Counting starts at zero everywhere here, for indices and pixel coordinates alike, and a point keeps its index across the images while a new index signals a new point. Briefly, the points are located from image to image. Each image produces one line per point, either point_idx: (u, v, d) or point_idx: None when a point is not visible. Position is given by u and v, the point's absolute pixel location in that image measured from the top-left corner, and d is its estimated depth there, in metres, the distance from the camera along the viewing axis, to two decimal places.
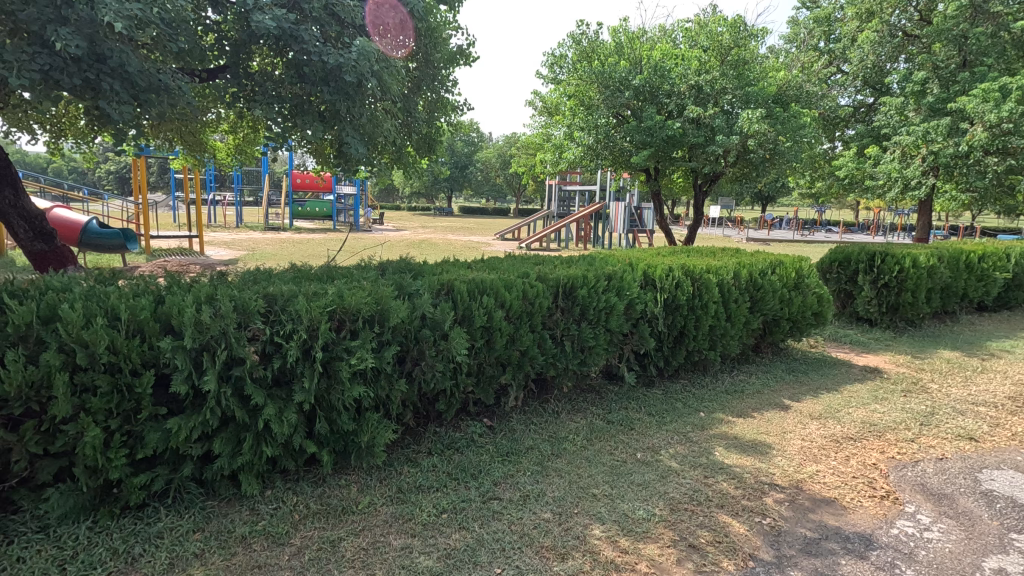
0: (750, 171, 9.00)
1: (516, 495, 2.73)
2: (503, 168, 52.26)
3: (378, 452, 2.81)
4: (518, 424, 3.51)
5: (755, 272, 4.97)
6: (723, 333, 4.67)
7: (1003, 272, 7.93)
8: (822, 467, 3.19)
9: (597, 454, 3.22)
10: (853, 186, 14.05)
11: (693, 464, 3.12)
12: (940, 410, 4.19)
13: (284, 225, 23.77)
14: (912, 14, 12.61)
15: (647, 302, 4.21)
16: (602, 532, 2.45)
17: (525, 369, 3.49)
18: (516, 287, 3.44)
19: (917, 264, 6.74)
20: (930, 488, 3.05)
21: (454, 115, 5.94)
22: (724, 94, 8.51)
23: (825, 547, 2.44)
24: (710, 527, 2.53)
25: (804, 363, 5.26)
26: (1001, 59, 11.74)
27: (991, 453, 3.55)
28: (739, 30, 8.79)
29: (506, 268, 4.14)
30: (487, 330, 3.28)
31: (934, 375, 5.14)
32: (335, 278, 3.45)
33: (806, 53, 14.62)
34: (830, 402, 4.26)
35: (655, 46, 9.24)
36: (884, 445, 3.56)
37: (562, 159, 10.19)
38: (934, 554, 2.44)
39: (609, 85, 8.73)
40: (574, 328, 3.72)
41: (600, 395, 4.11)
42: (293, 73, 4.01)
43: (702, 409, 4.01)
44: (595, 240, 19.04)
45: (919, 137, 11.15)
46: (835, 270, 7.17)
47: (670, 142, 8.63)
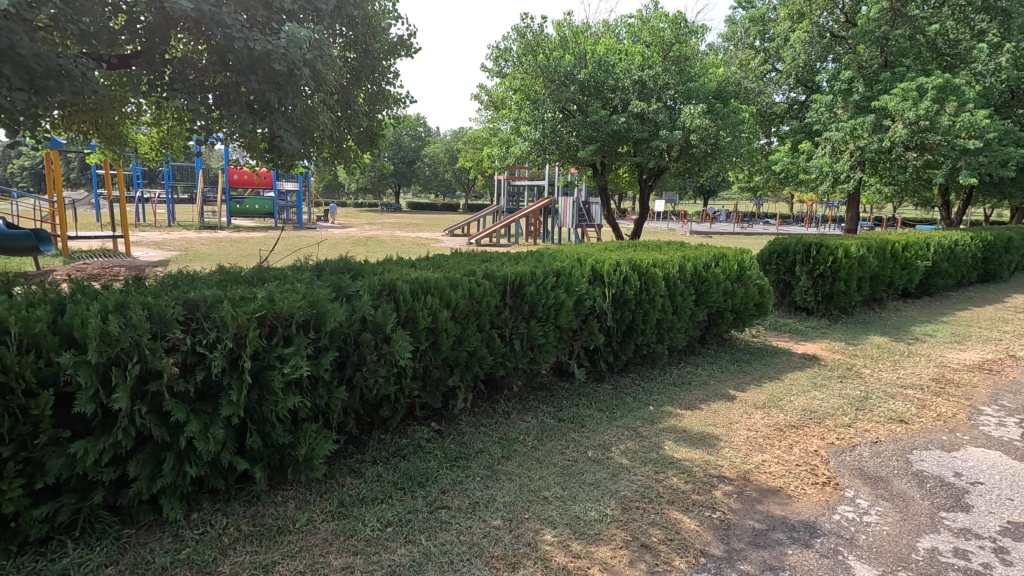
0: (693, 166, 9.17)
1: (465, 502, 2.63)
2: (452, 163, 51.67)
3: (317, 464, 2.64)
4: (467, 427, 3.42)
5: (699, 265, 5.05)
6: (671, 326, 4.73)
7: (924, 260, 8.47)
8: (767, 456, 3.24)
9: (548, 455, 3.16)
10: (789, 179, 14.65)
11: (643, 460, 3.12)
12: (873, 395, 4.38)
13: (220, 224, 22.59)
14: (838, 16, 13.23)
15: (596, 298, 4.18)
16: (554, 537, 2.39)
17: (474, 370, 3.39)
18: (463, 286, 3.31)
19: (849, 254, 7.09)
20: (867, 471, 3.17)
21: (397, 109, 5.73)
22: (667, 90, 8.66)
23: (772, 538, 2.47)
24: (661, 524, 2.51)
25: (747, 353, 5.41)
26: (917, 60, 12.55)
27: (919, 434, 3.73)
28: (680, 27, 8.96)
29: (452, 266, 4.02)
30: (432, 331, 3.15)
31: (867, 360, 5.38)
32: (267, 280, 3.23)
33: (743, 51, 15.06)
34: (773, 391, 4.37)
35: (599, 42, 9.27)
36: (823, 431, 3.67)
37: (509, 153, 10.06)
38: (873, 538, 2.50)
39: (554, 79, 8.72)
40: (523, 326, 3.64)
41: (550, 393, 4.07)
42: (217, 60, 3.71)
43: (651, 402, 4.03)
44: (544, 235, 19.13)
45: (847, 133, 11.62)
46: (774, 261, 7.42)
47: (616, 137, 8.72)
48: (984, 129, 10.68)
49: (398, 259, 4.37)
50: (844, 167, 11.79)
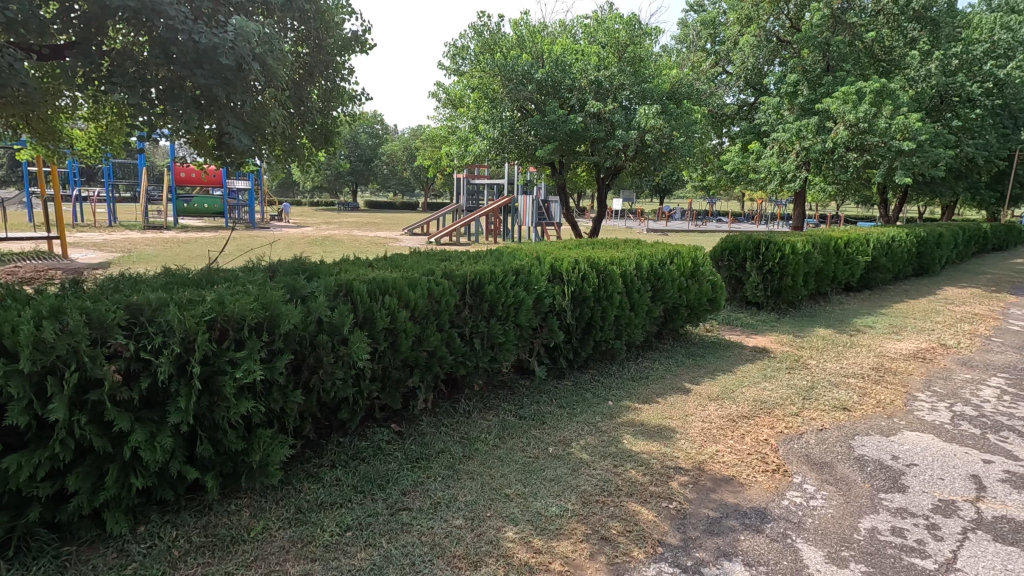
0: (648, 165, 9.38)
1: (427, 503, 2.62)
2: (410, 162, 51.06)
3: (273, 471, 2.57)
4: (428, 428, 3.39)
5: (655, 262, 5.16)
6: (628, 322, 4.82)
7: (864, 256, 8.92)
8: (720, 447, 3.35)
9: (509, 452, 3.17)
10: (739, 178, 15.15)
11: (602, 454, 3.17)
12: (818, 384, 4.60)
13: (166, 224, 21.62)
14: (784, 21, 13.75)
15: (555, 296, 4.22)
16: (516, 534, 2.40)
17: (434, 370, 3.37)
18: (421, 285, 3.28)
19: (796, 250, 7.40)
20: (813, 458, 3.32)
21: (352, 106, 5.62)
22: (623, 90, 8.80)
23: (726, 525, 2.56)
24: (620, 517, 2.56)
25: (701, 347, 5.58)
26: (856, 65, 13.18)
27: (861, 420, 3.93)
28: (634, 28, 9.12)
29: (410, 265, 3.98)
30: (391, 332, 3.11)
31: (812, 352, 5.64)
32: (217, 282, 3.12)
33: (695, 53, 15.42)
34: (725, 384, 4.52)
35: (556, 41, 9.34)
36: (772, 421, 3.83)
37: (468, 152, 10.00)
38: (819, 521, 2.63)
39: (511, 78, 8.73)
40: (483, 325, 3.64)
41: (511, 391, 4.08)
42: (159, 52, 3.56)
43: (610, 397, 4.10)
44: (504, 234, 19.17)
45: (793, 134, 12.09)
46: (726, 258, 7.67)
47: (573, 137, 8.82)
48: (916, 132, 11.33)
49: (355, 259, 4.29)
50: (791, 167, 12.28)
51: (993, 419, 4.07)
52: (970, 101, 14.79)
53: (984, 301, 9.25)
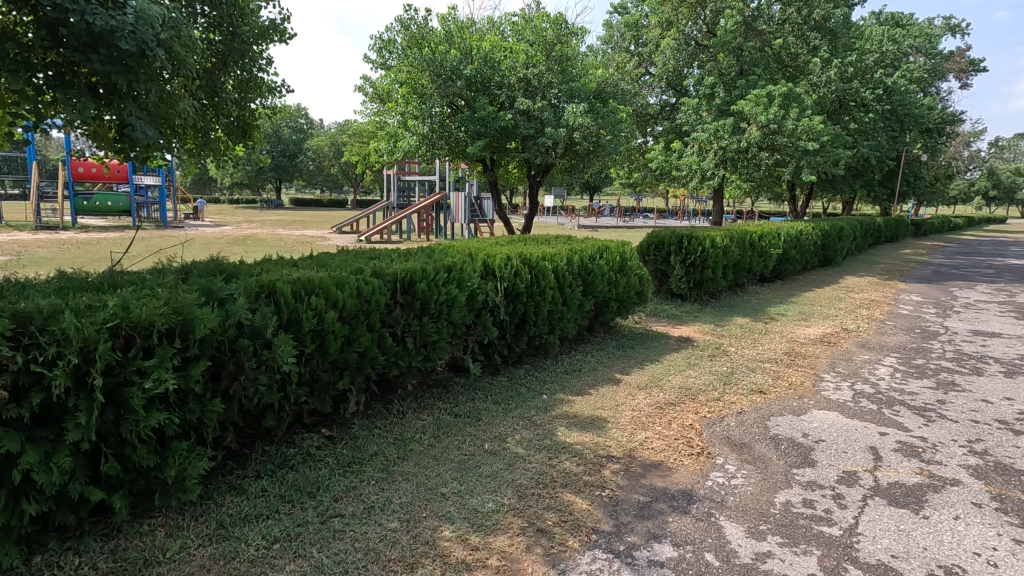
0: (577, 162, 9.59)
1: (360, 507, 2.54)
2: (337, 158, 49.38)
3: (190, 485, 2.41)
4: (361, 431, 3.30)
5: (584, 257, 5.28)
6: (561, 317, 4.91)
7: (776, 248, 9.55)
8: (649, 433, 3.49)
9: (445, 451, 3.14)
10: (663, 177, 15.78)
11: (537, 448, 3.21)
12: (737, 370, 4.89)
13: (63, 224, 19.74)
14: (701, 26, 14.42)
15: (488, 292, 4.23)
16: (452, 533, 2.39)
17: (365, 372, 3.28)
18: (350, 285, 3.17)
19: (715, 244, 7.81)
20: (734, 439, 3.52)
21: (271, 98, 5.35)
22: (551, 88, 8.93)
23: (655, 508, 2.66)
24: (555, 508, 2.60)
25: (630, 338, 5.78)
26: (766, 70, 14.08)
27: (775, 402, 4.22)
28: (561, 27, 9.27)
29: (338, 264, 3.85)
30: (318, 334, 2.99)
31: (732, 339, 5.97)
32: (122, 285, 2.88)
33: (620, 54, 15.87)
34: (653, 373, 4.71)
35: (484, 38, 9.32)
36: (697, 406, 4.02)
37: (397, 148, 9.79)
38: (740, 498, 2.79)
39: (440, 74, 8.60)
40: (415, 324, 3.58)
41: (446, 390, 4.06)
42: (46, 34, 3.24)
43: (544, 391, 4.16)
44: (437, 231, 18.96)
45: (711, 134, 12.73)
46: (652, 252, 7.96)
47: (504, 133, 8.86)
48: (819, 133, 12.27)
49: (278, 258, 4.10)
50: (709, 165, 12.93)
51: (887, 394, 4.48)
52: (864, 105, 16.20)
53: (878, 288, 10.16)
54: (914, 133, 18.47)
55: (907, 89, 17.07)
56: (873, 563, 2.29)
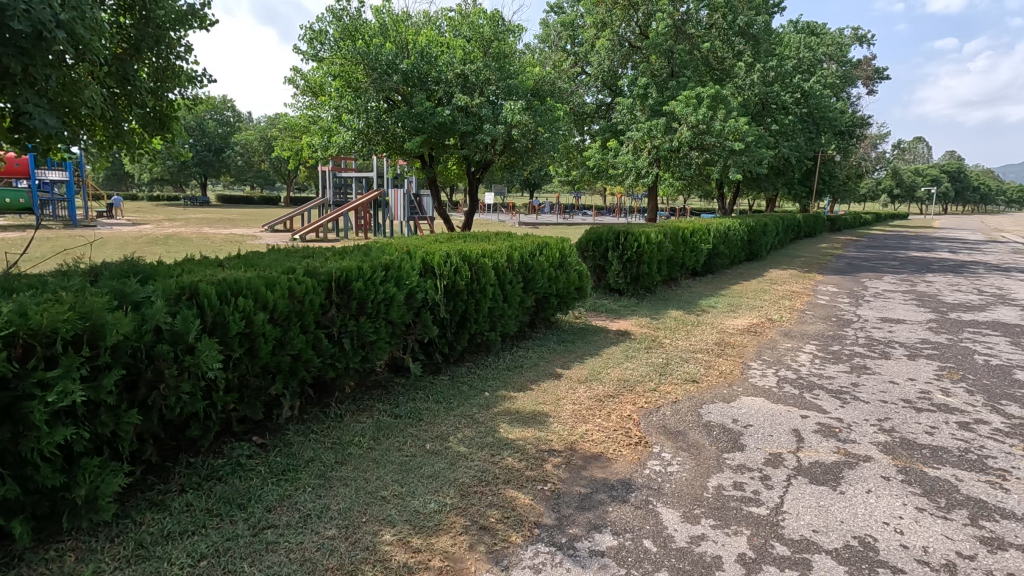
0: (516, 159, 9.65)
1: (295, 517, 2.44)
2: (268, 153, 47.27)
3: (104, 505, 2.23)
4: (296, 437, 3.16)
5: (525, 254, 5.31)
6: (502, 313, 4.92)
7: (706, 244, 9.98)
8: (589, 426, 3.55)
9: (385, 453, 3.08)
10: (600, 175, 16.11)
11: (480, 445, 3.20)
12: (672, 361, 5.07)
13: None
14: (634, 28, 14.83)
15: (427, 290, 4.16)
16: (393, 536, 2.33)
17: (299, 375, 3.15)
18: (280, 285, 3.03)
19: (650, 240, 8.06)
20: (669, 428, 3.65)
21: (191, 89, 5.01)
22: (489, 85, 8.93)
23: (596, 499, 2.71)
24: (498, 505, 2.60)
25: (571, 333, 5.88)
26: (695, 72, 14.66)
27: (708, 390, 4.40)
28: (498, 24, 9.26)
29: (269, 264, 3.67)
30: (247, 337, 2.84)
31: (667, 332, 6.20)
32: (20, 289, 2.62)
33: (557, 53, 16.04)
34: (592, 366, 4.81)
35: (420, 32, 9.16)
36: (634, 397, 4.14)
37: (332, 143, 9.48)
38: (675, 485, 2.89)
39: (375, 68, 8.39)
40: (352, 324, 3.47)
41: (386, 391, 3.97)
42: None
43: (487, 389, 4.15)
44: (375, 229, 18.53)
45: (645, 133, 13.12)
46: (590, 249, 8.12)
47: (442, 129, 8.78)
48: (744, 134, 12.92)
49: (201, 258, 3.87)
50: (644, 163, 13.32)
51: (808, 379, 4.79)
52: (784, 108, 17.20)
53: (798, 280, 10.85)
54: (828, 135, 19.81)
55: (823, 93, 18.26)
56: (797, 538, 2.43)
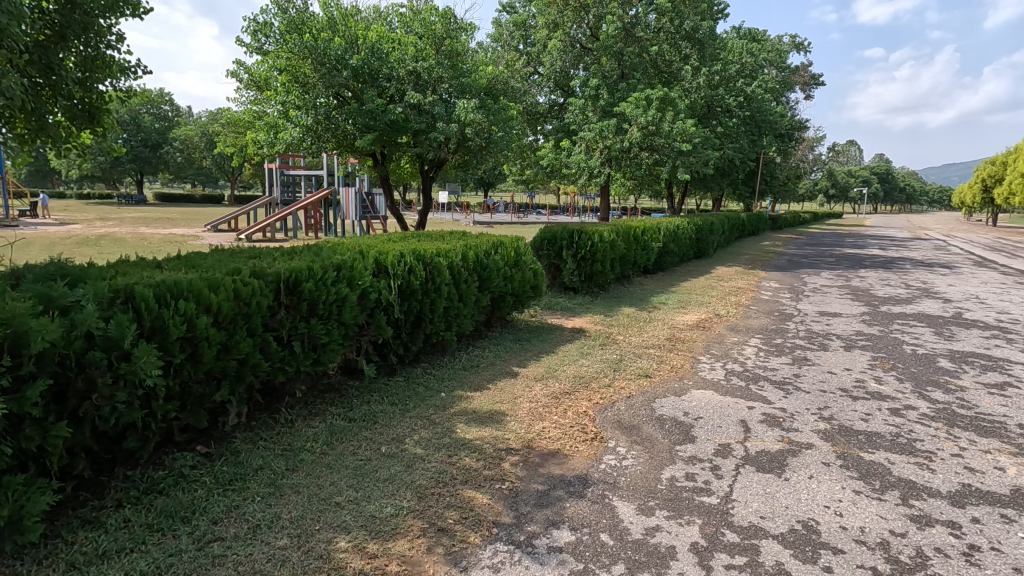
0: (469, 158, 9.62)
1: (244, 528, 2.34)
2: (210, 149, 45.22)
3: (31, 525, 2.07)
4: (243, 444, 3.04)
5: (480, 253, 5.28)
6: (458, 313, 4.88)
7: (657, 242, 10.25)
8: (546, 423, 3.57)
9: (339, 458, 3.00)
10: (553, 174, 16.14)
11: (437, 446, 3.16)
12: (625, 357, 5.17)
13: None
14: (585, 30, 15.03)
15: (381, 290, 4.08)
16: (349, 543, 2.28)
17: (246, 380, 3.03)
18: (224, 286, 2.90)
19: (603, 238, 8.19)
20: (624, 422, 3.72)
21: (123, 80, 4.73)
22: (441, 83, 8.85)
23: (553, 496, 2.73)
24: (456, 506, 2.58)
25: (527, 332, 5.91)
26: (644, 75, 15.03)
27: (660, 384, 4.52)
28: (450, 22, 9.19)
29: (212, 265, 3.50)
30: (189, 342, 2.70)
31: (620, 328, 6.32)
32: None
33: (509, 52, 16.06)
34: (548, 364, 4.85)
35: (370, 27, 8.97)
36: (589, 393, 4.20)
37: (278, 139, 9.16)
38: (630, 478, 2.95)
39: (324, 62, 8.16)
40: (302, 327, 3.36)
41: (339, 394, 3.87)
42: None
43: (443, 389, 4.12)
44: (325, 228, 18.06)
45: (597, 134, 13.33)
46: (545, 247, 8.18)
47: (394, 127, 8.65)
48: (691, 135, 13.33)
49: (137, 259, 3.65)
50: (596, 163, 13.54)
51: (753, 371, 4.99)
52: (728, 111, 17.86)
53: (743, 276, 11.29)
54: (769, 138, 20.69)
55: (763, 97, 19.06)
56: (745, 525, 2.52)
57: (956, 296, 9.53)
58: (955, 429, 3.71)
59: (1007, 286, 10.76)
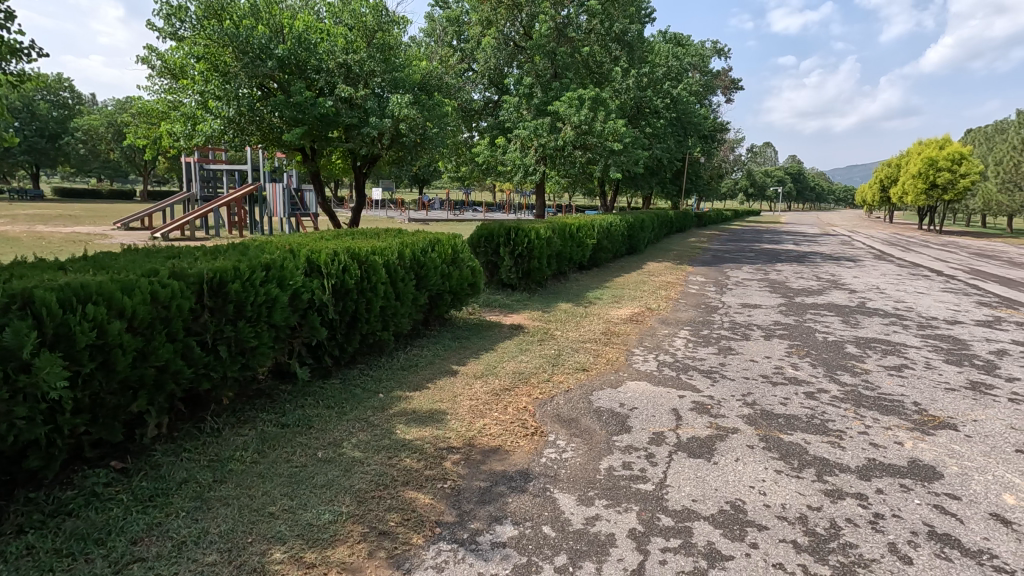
0: (404, 154, 9.45)
1: (167, 547, 2.19)
2: (118, 140, 41.82)
3: None
4: (165, 457, 2.85)
5: (416, 250, 5.21)
6: (395, 312, 4.79)
7: (592, 238, 10.50)
8: (486, 420, 3.58)
9: (272, 466, 2.87)
10: (489, 172, 16.11)
11: (376, 448, 3.09)
12: (563, 352, 5.27)
13: None
14: (518, 29, 15.12)
15: (314, 290, 3.93)
16: (284, 554, 2.19)
17: (167, 389, 2.84)
18: (140, 288, 2.69)
19: (540, 236, 8.28)
20: (563, 416, 3.79)
21: (14, 63, 4.29)
22: (373, 77, 8.65)
23: (496, 491, 2.75)
24: (398, 507, 2.54)
25: (465, 329, 5.90)
26: (576, 75, 15.32)
27: (597, 377, 4.64)
28: (381, 14, 8.96)
29: (124, 266, 3.25)
30: (100, 349, 2.49)
31: (558, 324, 6.43)
32: None
33: (443, 48, 15.89)
34: (488, 361, 4.86)
35: (296, 16, 8.61)
36: (529, 389, 4.25)
37: (197, 132, 8.62)
38: (571, 470, 3.01)
39: (246, 52, 7.73)
40: (229, 330, 3.18)
41: (270, 400, 3.70)
42: None
43: (381, 390, 4.03)
44: (251, 226, 17.18)
45: (532, 132, 13.47)
46: (482, 245, 8.19)
47: (324, 121, 8.37)
48: (622, 135, 13.74)
49: (35, 260, 3.32)
50: (531, 161, 13.67)
51: (683, 361, 5.24)
52: (656, 112, 18.56)
53: (672, 271, 11.77)
54: (694, 139, 21.67)
55: (688, 100, 19.95)
56: (679, 509, 2.64)
57: (860, 287, 10.41)
58: (861, 409, 4.05)
59: (901, 277, 11.86)
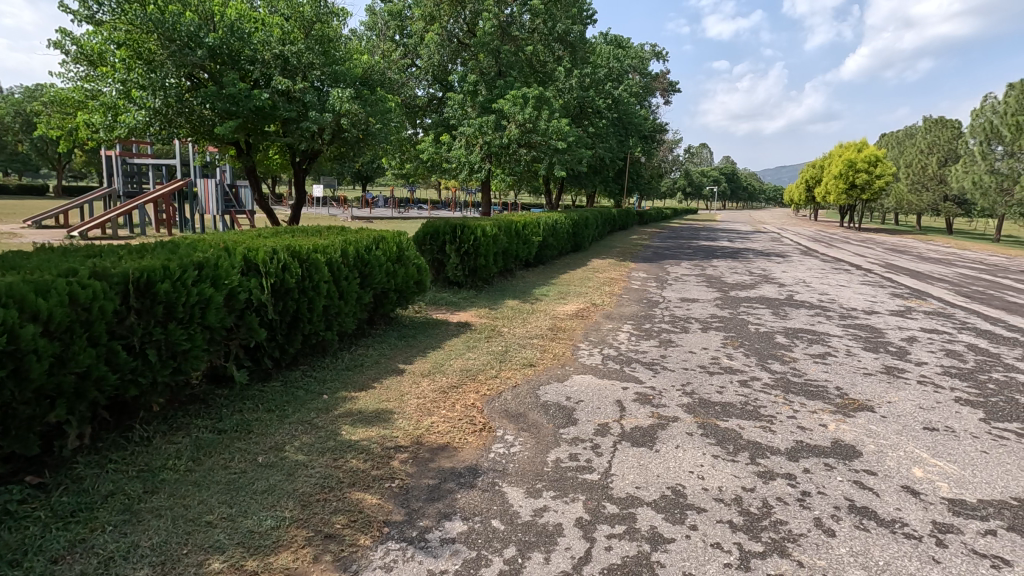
0: (345, 149, 9.20)
1: (93, 563, 2.06)
2: (27, 132, 38.46)
3: None
4: (88, 470, 2.67)
5: (360, 248, 5.09)
6: (338, 311, 4.68)
7: (537, 236, 10.60)
8: (434, 418, 3.56)
9: (208, 473, 2.75)
10: (434, 169, 15.95)
11: (320, 451, 3.02)
12: (510, 348, 5.31)
13: None
14: (462, 26, 15.00)
15: (251, 290, 3.77)
16: (223, 563, 2.10)
17: (91, 397, 2.66)
18: (57, 289, 2.51)
19: (486, 233, 8.26)
20: (511, 411, 3.82)
21: None
22: (312, 69, 8.38)
23: (445, 488, 2.74)
24: (344, 509, 2.49)
25: (412, 328, 5.83)
26: (521, 74, 15.38)
27: (543, 372, 4.71)
28: (319, 5, 8.68)
29: (37, 266, 3.00)
30: (10, 356, 2.30)
31: (505, 321, 6.46)
32: None
33: (386, 42, 15.59)
34: (435, 359, 4.83)
35: (226, 3, 8.20)
36: (477, 385, 4.26)
37: (118, 123, 8.06)
38: (519, 464, 3.05)
39: (172, 39, 7.29)
40: (158, 332, 3.01)
41: (205, 405, 3.53)
42: None
43: (324, 391, 3.93)
44: (181, 224, 16.25)
45: (476, 129, 13.42)
46: (428, 242, 8.10)
47: (260, 114, 8.04)
48: (566, 134, 13.93)
49: None
50: (477, 158, 13.61)
51: (627, 354, 5.39)
52: (598, 112, 18.92)
53: (616, 268, 12.07)
54: (635, 139, 22.25)
55: (629, 101, 20.43)
56: (623, 496, 2.72)
57: (788, 280, 11.03)
58: (790, 395, 4.31)
59: (825, 272, 12.64)
